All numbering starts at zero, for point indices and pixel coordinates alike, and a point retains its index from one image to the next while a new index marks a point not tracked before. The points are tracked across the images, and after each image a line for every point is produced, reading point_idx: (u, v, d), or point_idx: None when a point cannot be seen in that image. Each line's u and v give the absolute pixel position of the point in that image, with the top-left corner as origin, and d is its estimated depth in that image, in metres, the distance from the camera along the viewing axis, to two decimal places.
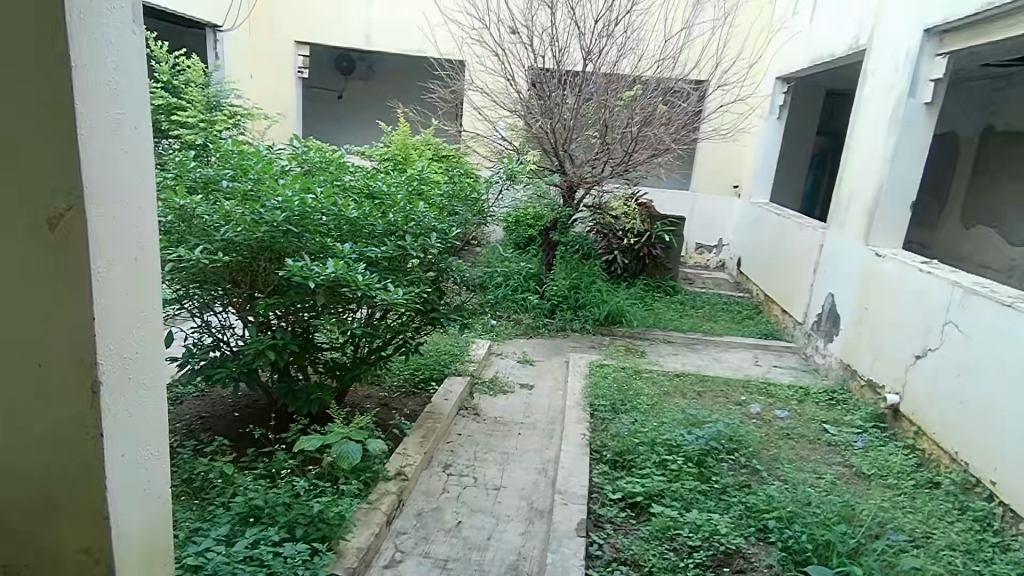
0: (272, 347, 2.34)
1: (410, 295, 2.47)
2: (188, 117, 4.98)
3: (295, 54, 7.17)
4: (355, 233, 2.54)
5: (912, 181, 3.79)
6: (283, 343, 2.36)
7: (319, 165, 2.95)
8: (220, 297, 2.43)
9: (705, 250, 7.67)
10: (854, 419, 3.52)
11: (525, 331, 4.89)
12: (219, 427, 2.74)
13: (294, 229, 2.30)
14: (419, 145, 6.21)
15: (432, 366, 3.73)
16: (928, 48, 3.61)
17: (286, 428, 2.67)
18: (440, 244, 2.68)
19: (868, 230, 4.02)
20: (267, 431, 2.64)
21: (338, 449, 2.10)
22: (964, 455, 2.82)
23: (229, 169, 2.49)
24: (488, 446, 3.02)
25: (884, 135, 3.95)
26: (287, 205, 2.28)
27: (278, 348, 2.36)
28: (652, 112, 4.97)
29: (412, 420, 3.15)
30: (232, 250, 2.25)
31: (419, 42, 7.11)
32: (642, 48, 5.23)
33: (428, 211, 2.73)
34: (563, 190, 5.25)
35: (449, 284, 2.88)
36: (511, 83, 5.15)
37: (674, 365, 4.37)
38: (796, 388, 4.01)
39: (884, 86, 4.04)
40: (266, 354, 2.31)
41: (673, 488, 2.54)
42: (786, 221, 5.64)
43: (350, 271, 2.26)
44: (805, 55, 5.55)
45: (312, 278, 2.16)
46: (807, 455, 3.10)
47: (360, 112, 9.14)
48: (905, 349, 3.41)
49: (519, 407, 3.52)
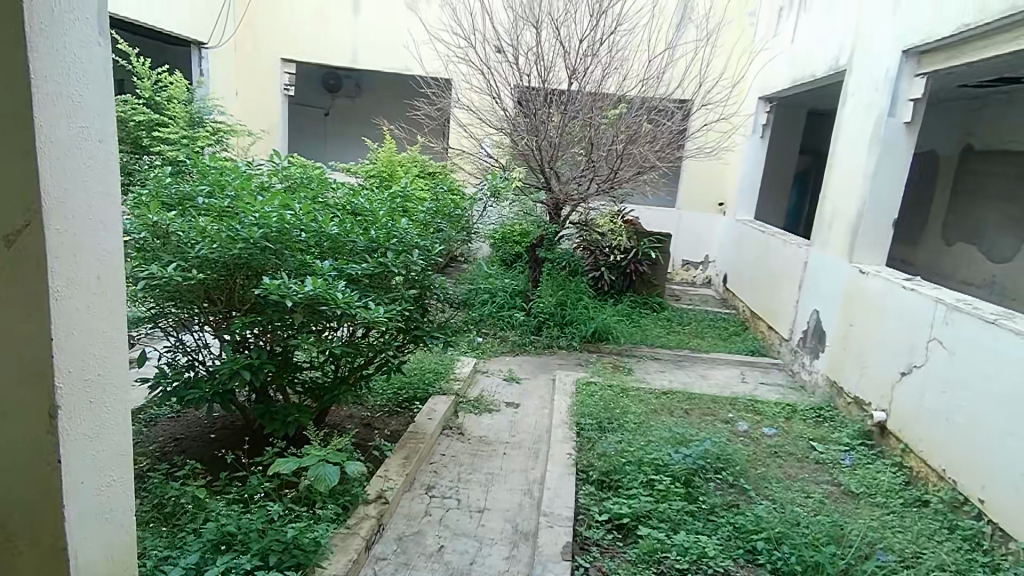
0: (248, 366, 2.27)
1: (391, 313, 2.41)
2: (170, 133, 4.91)
3: (282, 71, 7.16)
4: (335, 249, 2.49)
5: (894, 200, 3.82)
6: (259, 362, 2.29)
7: (300, 181, 2.91)
8: (197, 314, 2.37)
9: (691, 267, 7.70)
10: (841, 436, 3.50)
11: (511, 348, 4.84)
12: (192, 450, 2.65)
13: (272, 246, 2.24)
14: (405, 162, 6.19)
15: (415, 385, 3.67)
16: (906, 69, 3.67)
17: (259, 451, 2.57)
18: (422, 261, 2.63)
19: (851, 246, 4.04)
20: (240, 454, 2.55)
21: (315, 472, 2.01)
22: (952, 473, 2.80)
23: (206, 185, 2.44)
24: (472, 466, 2.96)
25: (865, 154, 4.00)
26: (264, 221, 2.23)
27: (253, 369, 2.28)
28: (637, 130, 5.01)
29: (394, 440, 3.08)
30: (207, 266, 2.20)
31: (405, 59, 7.15)
32: (627, 67, 5.28)
33: (410, 227, 2.68)
34: (549, 207, 5.20)
35: (432, 301, 2.83)
36: (496, 100, 5.17)
37: (661, 382, 4.34)
38: (783, 405, 3.99)
39: (864, 105, 4.10)
40: (240, 374, 2.24)
41: (660, 509, 2.49)
42: (770, 238, 5.67)
43: (329, 288, 2.20)
44: (787, 75, 5.64)
45: (289, 296, 2.11)
46: (794, 474, 3.07)
47: (347, 129, 9.15)
48: (890, 365, 3.40)
49: (504, 426, 3.47)
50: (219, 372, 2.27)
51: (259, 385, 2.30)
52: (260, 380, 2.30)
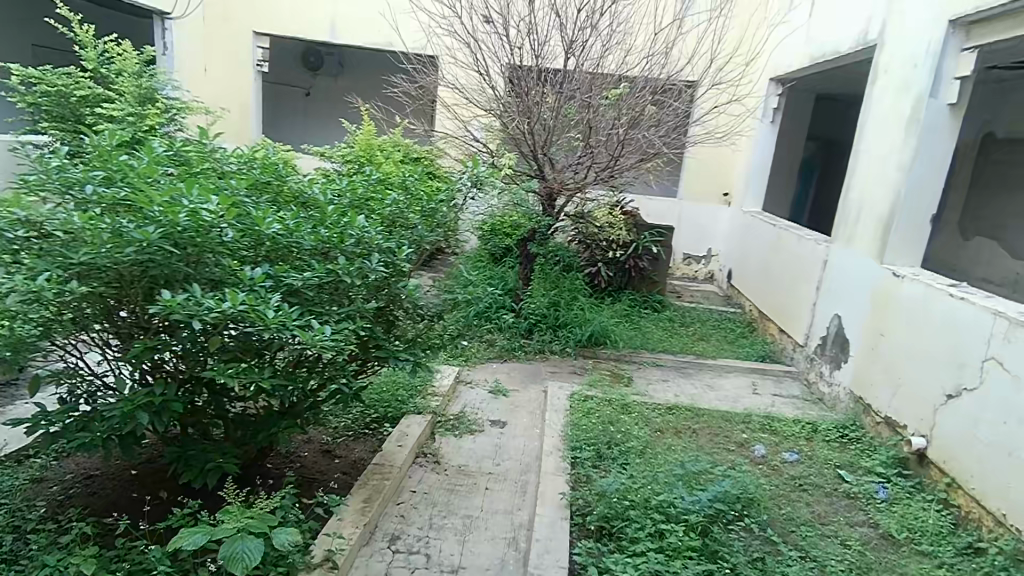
0: (143, 405, 1.71)
1: (342, 335, 1.89)
2: (115, 109, 4.29)
3: (255, 46, 6.64)
4: (274, 254, 1.97)
5: (933, 192, 3.36)
6: (162, 399, 1.72)
7: (241, 166, 2.40)
8: (94, 331, 1.87)
9: (692, 261, 7.24)
10: (873, 465, 3.07)
11: (499, 354, 4.38)
12: (104, 493, 2.19)
13: (178, 251, 1.69)
14: (385, 146, 5.63)
15: (387, 403, 3.21)
16: (952, 42, 3.20)
17: (165, 514, 2.05)
18: (385, 268, 2.10)
19: (882, 244, 3.57)
20: (145, 514, 2.04)
21: (228, 550, 1.52)
22: (1014, 519, 2.35)
23: (102, 169, 1.91)
24: (447, 508, 2.49)
25: (900, 142, 3.52)
26: (167, 217, 1.66)
27: (155, 408, 1.72)
28: (640, 112, 4.49)
29: (357, 472, 2.63)
30: (99, 276, 1.69)
31: (388, 34, 6.59)
32: (630, 43, 4.77)
33: (371, 225, 2.14)
34: (542, 198, 4.64)
35: (399, 313, 2.32)
36: (485, 78, 4.66)
37: (666, 396, 3.88)
38: (803, 423, 3.55)
39: (898, 84, 3.62)
40: (136, 418, 1.69)
41: (673, 571, 2.03)
42: (782, 232, 5.21)
43: (258, 305, 1.69)
44: (804, 53, 5.14)
45: (198, 316, 1.61)
46: (825, 514, 2.64)
47: (328, 110, 8.60)
48: (929, 383, 2.97)
49: (488, 452, 3.02)
50: (104, 410, 1.73)
51: (162, 430, 1.76)
52: (162, 424, 1.74)
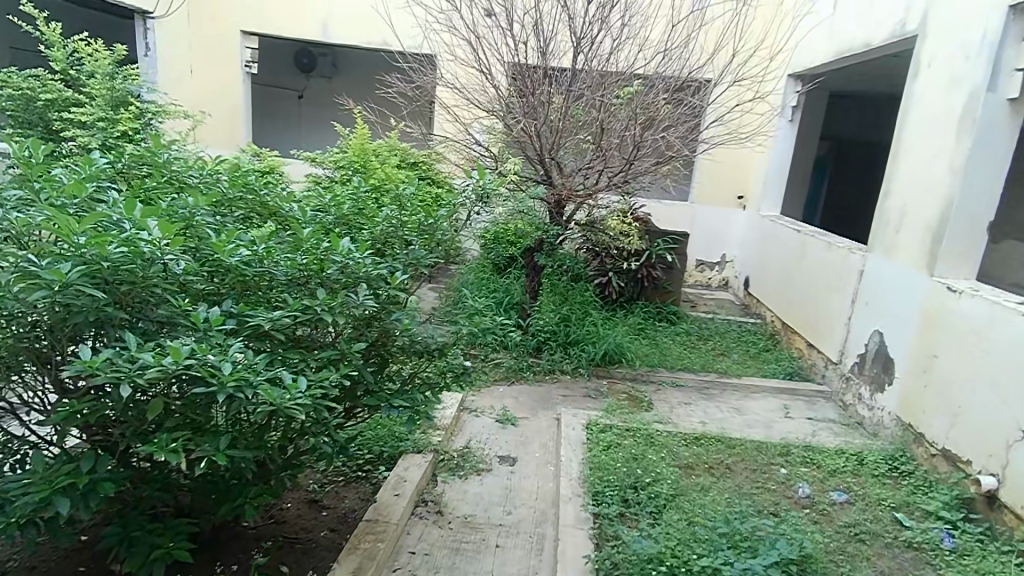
0: (63, 486, 1.33)
1: (322, 387, 1.53)
2: (84, 114, 3.93)
3: (243, 47, 6.28)
4: (241, 286, 1.63)
5: (991, 198, 3.00)
6: (88, 479, 1.35)
7: (206, 181, 2.05)
8: (13, 387, 1.51)
9: (706, 267, 6.89)
10: (933, 506, 2.71)
11: (505, 376, 4.02)
12: (42, 568, 1.84)
13: (106, 294, 1.32)
14: (381, 151, 5.28)
15: (383, 441, 2.85)
16: (1012, 29, 2.83)
17: None
18: (376, 300, 1.75)
19: (932, 254, 3.21)
20: None
21: None
22: None
23: (25, 187, 1.56)
24: (451, 574, 2.13)
25: (950, 142, 3.16)
26: (87, 250, 1.29)
27: (78, 490, 1.34)
28: (657, 111, 4.13)
29: (348, 528, 2.27)
30: (12, 323, 1.33)
31: (382, 32, 6.23)
32: (643, 37, 4.41)
33: (359, 248, 1.79)
34: (551, 205, 4.27)
35: (395, 350, 1.97)
36: (486, 77, 4.29)
37: (691, 423, 3.51)
38: (847, 454, 3.19)
39: (947, 78, 3.27)
40: (52, 506, 1.31)
41: None
42: (807, 238, 4.86)
43: (210, 359, 1.33)
44: (828, 48, 4.79)
45: (129, 379, 1.23)
46: (889, 570, 2.28)
47: (321, 112, 8.25)
48: (1000, 414, 2.60)
49: (497, 497, 2.66)
50: (12, 493, 1.35)
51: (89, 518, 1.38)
52: (89, 511, 1.36)
